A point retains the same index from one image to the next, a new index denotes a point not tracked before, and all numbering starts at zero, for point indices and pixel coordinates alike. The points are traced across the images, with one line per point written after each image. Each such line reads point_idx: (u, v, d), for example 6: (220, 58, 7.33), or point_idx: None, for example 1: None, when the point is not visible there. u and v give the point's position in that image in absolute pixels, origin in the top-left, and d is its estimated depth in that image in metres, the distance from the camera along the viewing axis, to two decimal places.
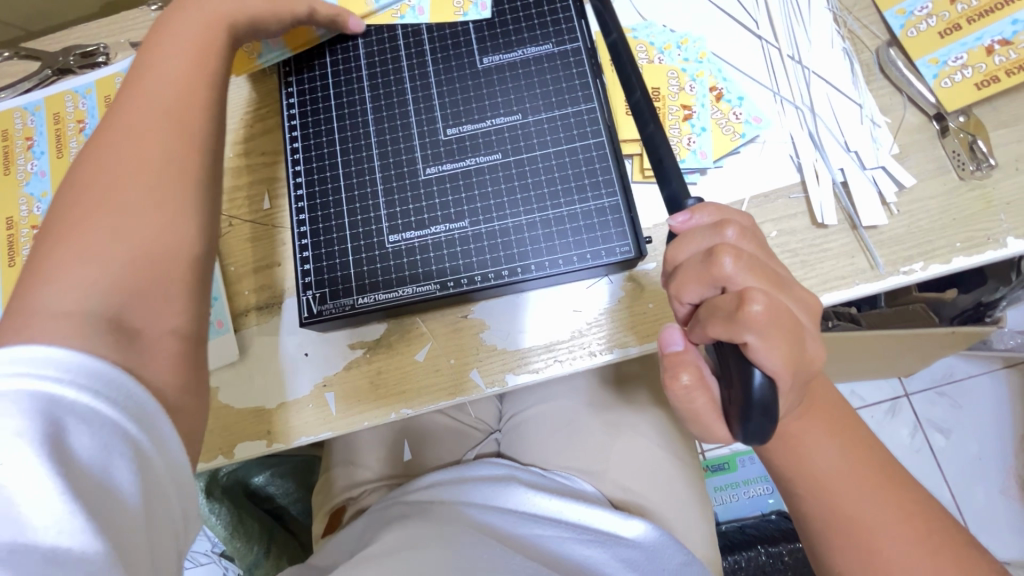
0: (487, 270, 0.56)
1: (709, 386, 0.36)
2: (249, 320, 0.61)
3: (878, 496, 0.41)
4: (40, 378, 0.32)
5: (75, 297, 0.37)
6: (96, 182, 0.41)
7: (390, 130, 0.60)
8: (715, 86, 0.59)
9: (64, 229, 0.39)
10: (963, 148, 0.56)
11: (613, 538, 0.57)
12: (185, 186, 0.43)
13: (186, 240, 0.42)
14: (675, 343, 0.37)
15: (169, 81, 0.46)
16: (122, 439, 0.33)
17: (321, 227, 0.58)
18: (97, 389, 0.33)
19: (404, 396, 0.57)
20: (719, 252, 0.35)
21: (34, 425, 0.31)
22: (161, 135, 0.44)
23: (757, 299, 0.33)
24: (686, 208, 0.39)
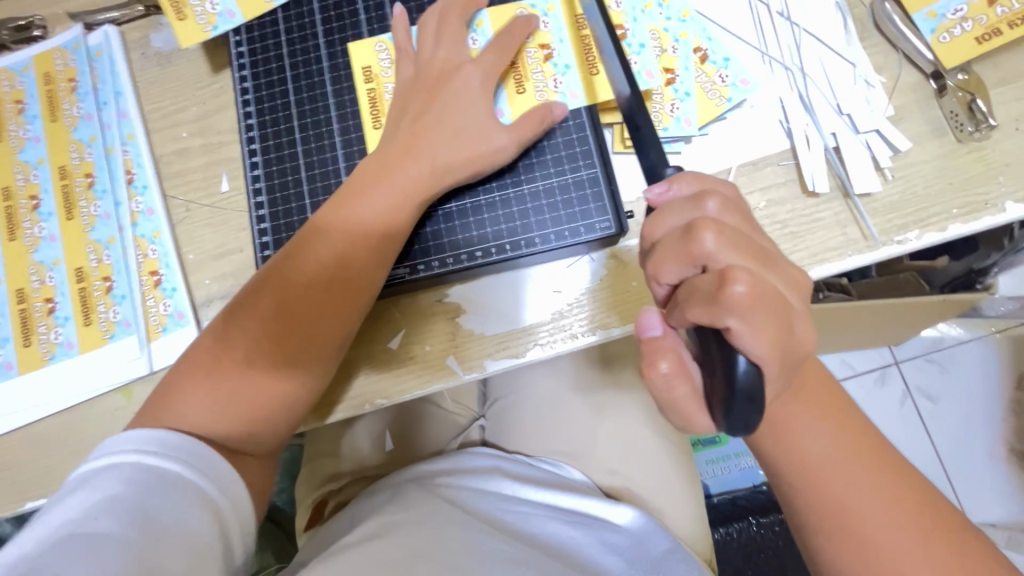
0: (459, 251, 0.53)
1: (691, 372, 0.34)
2: (211, 310, 0.58)
3: (869, 479, 0.40)
4: (137, 449, 0.42)
5: (198, 416, 0.47)
6: (251, 326, 0.49)
7: (350, 103, 0.57)
8: (699, 47, 0.55)
9: (207, 353, 0.50)
10: (962, 108, 0.53)
11: (601, 524, 0.56)
12: (289, 369, 0.49)
13: (275, 402, 0.49)
14: (653, 328, 0.35)
15: (337, 254, 0.50)
16: (184, 488, 0.42)
17: (280, 210, 0.56)
18: (174, 454, 0.43)
19: (378, 387, 0.54)
20: (699, 228, 0.33)
21: (123, 476, 0.41)
22: (306, 304, 0.50)
23: (739, 280, 0.31)
24: (664, 179, 0.37)
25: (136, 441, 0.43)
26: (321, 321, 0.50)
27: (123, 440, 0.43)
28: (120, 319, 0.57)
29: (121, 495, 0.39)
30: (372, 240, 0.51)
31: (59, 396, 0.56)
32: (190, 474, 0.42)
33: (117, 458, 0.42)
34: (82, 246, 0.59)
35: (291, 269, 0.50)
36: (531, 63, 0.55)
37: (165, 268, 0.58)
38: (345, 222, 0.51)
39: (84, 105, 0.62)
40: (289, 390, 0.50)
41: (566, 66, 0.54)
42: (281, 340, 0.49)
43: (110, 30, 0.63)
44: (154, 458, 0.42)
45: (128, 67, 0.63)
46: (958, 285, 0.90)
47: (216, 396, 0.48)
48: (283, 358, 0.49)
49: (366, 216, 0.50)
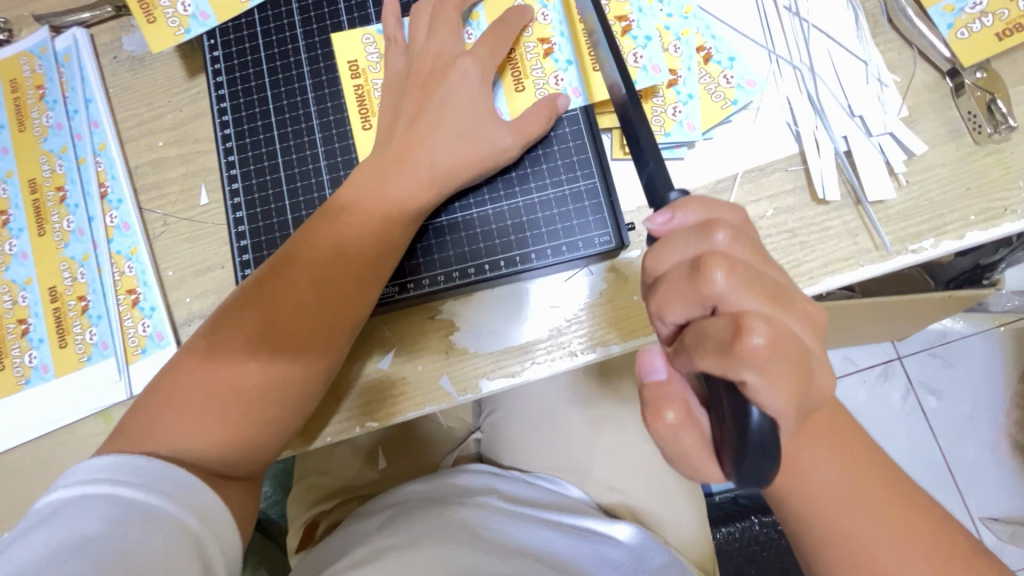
0: (451, 268, 0.51)
1: (698, 421, 0.31)
2: (191, 329, 0.55)
3: (880, 512, 0.38)
4: (110, 479, 0.38)
5: (187, 438, 0.42)
6: (236, 341, 0.44)
7: (333, 110, 0.54)
8: (702, 46, 0.52)
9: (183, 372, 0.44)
10: (980, 108, 0.50)
11: (599, 537, 0.54)
12: (282, 382, 0.44)
13: (269, 425, 0.44)
14: (657, 371, 0.33)
15: (335, 254, 0.46)
16: (156, 520, 0.37)
17: (261, 225, 0.53)
18: (148, 483, 0.38)
19: (368, 409, 0.52)
20: (708, 265, 0.30)
21: (93, 510, 0.36)
22: (298, 311, 0.45)
23: (756, 328, 0.28)
24: (667, 206, 0.34)
25: (110, 469, 0.38)
26: (313, 337, 0.45)
27: (96, 467, 0.38)
28: (97, 341, 0.55)
29: (92, 534, 0.35)
30: (370, 247, 0.47)
31: (38, 422, 0.54)
32: (168, 506, 0.38)
33: (90, 490, 0.37)
34: (56, 264, 0.56)
35: (280, 280, 0.46)
36: (530, 59, 0.52)
37: (143, 286, 0.55)
38: (340, 229, 0.47)
39: (53, 114, 0.59)
40: (284, 407, 0.45)
41: (568, 62, 0.51)
42: (269, 358, 0.44)
43: (78, 33, 0.59)
44: (129, 490, 0.37)
45: (99, 72, 0.59)
46: (963, 281, 0.86)
47: (195, 422, 0.42)
48: (272, 380, 0.44)
49: (362, 223, 0.47)
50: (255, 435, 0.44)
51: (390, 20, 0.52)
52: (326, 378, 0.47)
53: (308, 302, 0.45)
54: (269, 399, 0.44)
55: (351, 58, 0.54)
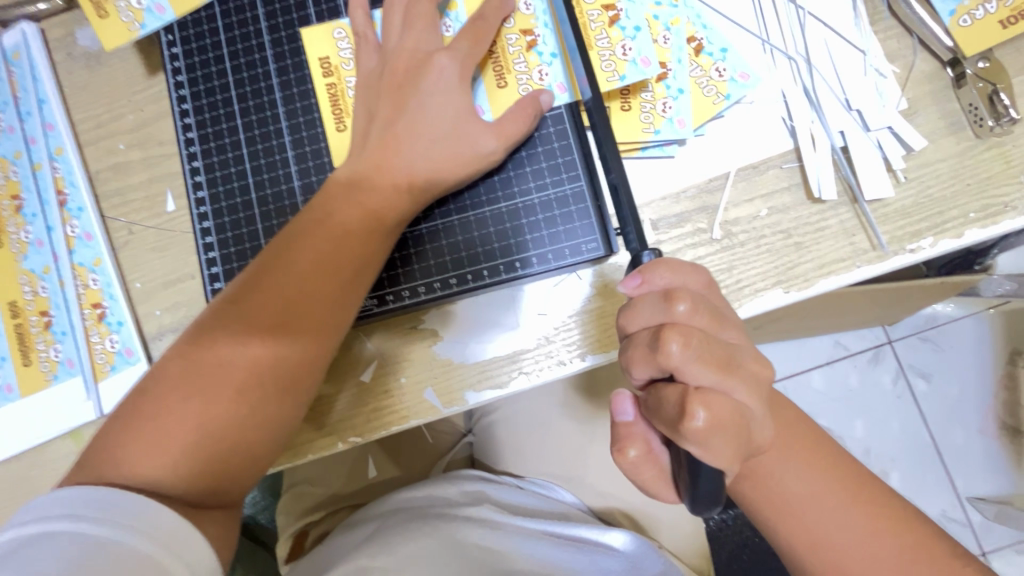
0: (432, 278, 0.49)
1: (659, 459, 0.34)
2: (162, 344, 0.52)
3: (859, 517, 0.40)
4: (72, 515, 0.35)
5: (152, 471, 0.39)
6: (209, 365, 0.42)
7: (302, 111, 0.51)
8: (693, 36, 0.50)
9: (152, 399, 0.41)
10: (982, 100, 0.48)
11: (594, 547, 0.53)
12: (258, 406, 0.42)
13: (248, 452, 0.42)
14: (625, 413, 0.35)
15: (311, 269, 0.44)
16: (124, 558, 0.34)
17: (230, 235, 0.50)
18: (112, 518, 0.35)
19: (350, 425, 0.50)
20: (666, 337, 0.32)
21: (54, 550, 0.34)
22: (273, 332, 0.42)
23: (697, 411, 0.30)
24: (639, 270, 0.35)
25: (71, 504, 0.36)
26: (289, 357, 0.43)
27: (58, 502, 0.36)
28: (62, 358, 0.52)
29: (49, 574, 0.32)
30: (349, 264, 0.44)
31: (4, 443, 0.52)
32: (136, 542, 0.35)
33: (50, 526, 0.35)
34: (15, 278, 0.53)
35: (254, 300, 0.43)
36: (512, 53, 0.49)
37: (109, 299, 0.52)
38: (316, 244, 0.44)
39: (5, 116, 0.55)
40: (261, 430, 0.42)
41: (552, 55, 0.48)
42: (244, 382, 0.42)
43: (27, 27, 0.55)
44: (93, 526, 0.35)
45: (52, 70, 0.56)
46: (954, 266, 0.84)
47: (164, 451, 0.40)
48: (249, 406, 0.42)
49: (338, 236, 0.44)
50: (228, 464, 0.41)
51: (361, 14, 0.49)
52: (305, 402, 0.44)
53: (285, 322, 0.43)
54: (246, 425, 0.42)
55: (321, 55, 0.50)
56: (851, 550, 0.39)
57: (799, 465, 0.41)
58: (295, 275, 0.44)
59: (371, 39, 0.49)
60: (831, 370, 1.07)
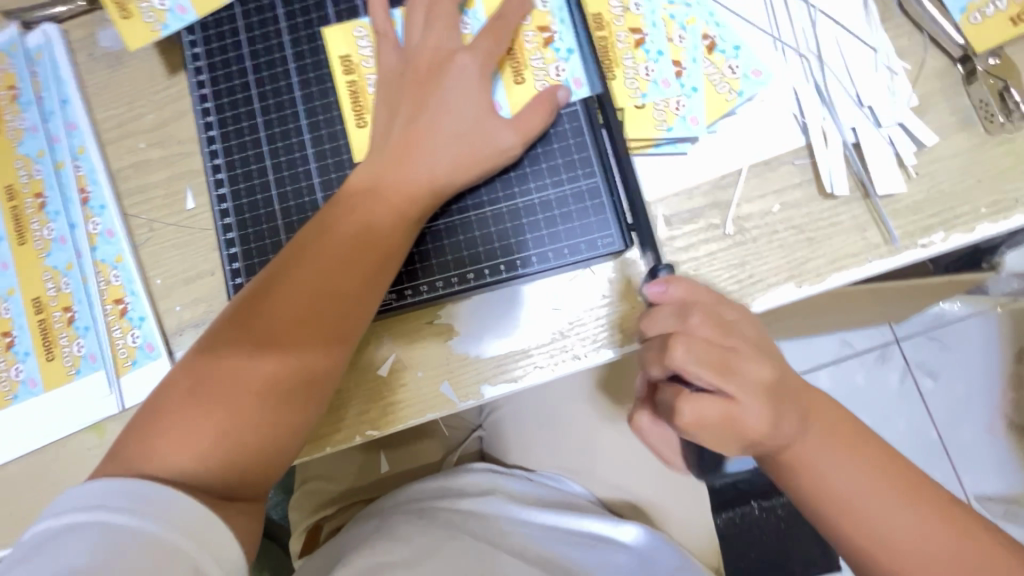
0: (450, 273, 0.50)
1: (670, 438, 0.43)
2: (183, 339, 0.53)
3: (894, 499, 0.39)
4: (99, 508, 0.36)
5: (179, 463, 0.40)
6: (234, 360, 0.42)
7: (321, 109, 0.52)
8: (707, 34, 0.50)
9: (179, 391, 0.42)
10: (993, 96, 0.48)
11: (606, 543, 0.53)
12: (284, 398, 0.43)
13: (274, 444, 0.43)
14: (639, 395, 0.44)
15: (333, 264, 0.45)
16: (151, 545, 0.35)
17: (251, 231, 0.51)
18: (138, 508, 0.36)
19: (368, 418, 0.50)
20: (672, 344, 0.37)
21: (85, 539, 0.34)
22: (298, 327, 0.43)
23: (685, 409, 0.36)
24: (660, 280, 0.41)
25: (97, 496, 0.36)
26: (314, 350, 0.44)
27: (86, 494, 0.37)
28: (85, 353, 0.53)
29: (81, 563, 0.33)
30: (369, 261, 0.45)
31: (29, 436, 0.53)
32: (162, 529, 0.36)
33: (79, 518, 0.35)
34: (39, 274, 0.54)
35: (279, 296, 0.44)
36: (529, 49, 0.49)
37: (130, 295, 0.53)
38: (336, 241, 0.45)
39: (27, 115, 0.56)
40: (286, 422, 0.43)
41: (569, 50, 0.49)
42: (269, 375, 0.42)
43: (50, 29, 0.56)
44: (120, 516, 0.36)
45: (75, 71, 0.57)
46: (964, 264, 0.83)
47: (194, 442, 0.40)
48: (275, 397, 0.42)
49: (357, 235, 0.45)
50: (251, 458, 0.42)
51: (379, 15, 0.50)
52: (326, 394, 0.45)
53: (308, 318, 0.44)
54: (270, 417, 0.42)
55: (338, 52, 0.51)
56: None
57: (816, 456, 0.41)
58: (318, 270, 0.44)
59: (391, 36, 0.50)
60: (838, 368, 1.07)
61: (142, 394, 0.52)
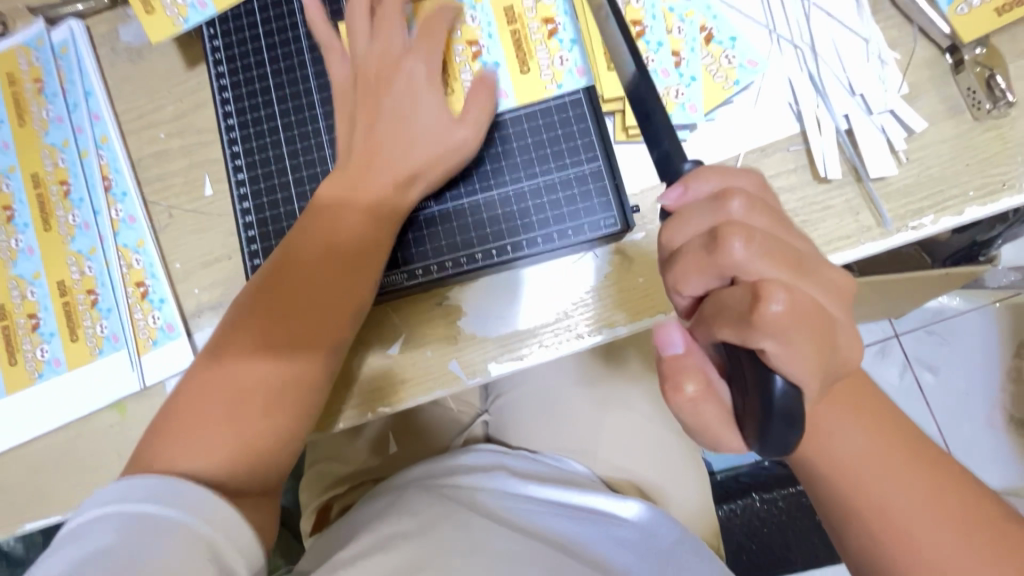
0: (458, 253, 0.52)
1: (718, 394, 0.33)
2: (202, 320, 0.55)
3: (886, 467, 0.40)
4: (108, 502, 0.38)
5: None
6: (251, 337, 0.45)
7: (335, 98, 0.54)
8: (704, 26, 0.52)
9: (207, 371, 0.45)
10: (980, 84, 0.50)
11: (607, 518, 0.54)
12: (299, 372, 0.46)
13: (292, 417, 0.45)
14: (673, 345, 0.34)
15: (343, 244, 0.47)
16: (161, 523, 0.37)
17: (268, 215, 0.53)
18: (145, 495, 0.38)
19: (380, 395, 0.52)
20: (726, 236, 0.32)
21: (99, 529, 0.36)
22: (311, 305, 0.46)
23: (776, 298, 0.29)
24: (680, 179, 0.36)
25: (108, 495, 0.38)
26: (327, 327, 0.46)
27: (98, 494, 0.39)
28: (107, 333, 0.55)
29: (107, 547, 0.35)
30: (379, 243, 0.48)
31: (54, 414, 0.55)
32: (170, 511, 0.37)
33: (92, 513, 0.37)
34: (63, 259, 0.57)
35: (294, 276, 0.47)
36: (459, 63, 0.52)
37: (151, 278, 0.55)
38: (348, 227, 0.48)
39: (53, 107, 0.59)
40: (302, 393, 0.46)
41: (495, 61, 0.52)
42: (286, 352, 0.45)
43: (74, 24, 0.59)
44: (131, 503, 0.38)
45: (98, 64, 0.59)
46: (960, 259, 0.85)
47: None
48: (293, 369, 0.45)
49: (365, 220, 0.48)
50: (274, 428, 0.45)
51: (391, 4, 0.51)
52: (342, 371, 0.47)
53: (322, 300, 0.46)
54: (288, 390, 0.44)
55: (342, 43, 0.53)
56: (886, 515, 0.38)
57: None
58: (329, 251, 0.47)
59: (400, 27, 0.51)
60: None
61: (163, 373, 0.54)
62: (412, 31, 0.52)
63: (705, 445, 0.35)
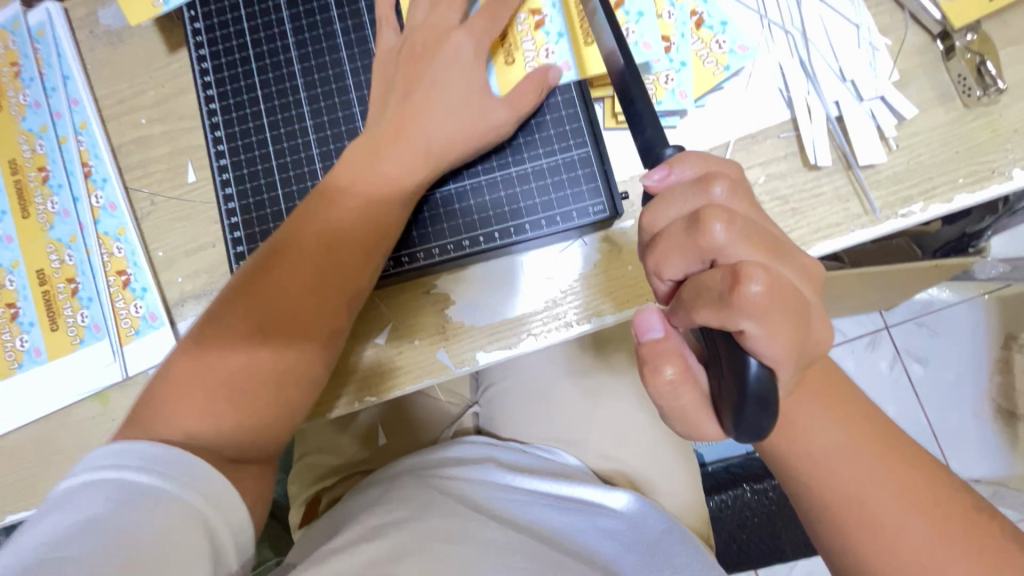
0: (445, 240, 0.51)
1: (696, 377, 0.33)
2: (186, 310, 0.54)
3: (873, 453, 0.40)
4: (90, 470, 0.37)
5: (184, 422, 0.41)
6: (237, 329, 0.43)
7: (320, 82, 0.53)
8: (695, 10, 0.52)
9: (183, 361, 0.43)
10: (970, 71, 0.50)
11: (597, 509, 0.54)
12: (283, 362, 0.44)
13: (276, 407, 0.44)
14: (653, 330, 0.34)
15: (330, 232, 0.46)
16: (144, 491, 0.36)
17: (251, 202, 0.52)
18: (125, 463, 0.37)
19: (367, 385, 0.52)
20: (707, 218, 0.31)
21: (81, 498, 0.35)
22: (299, 296, 0.44)
23: (756, 278, 0.29)
24: (665, 162, 0.35)
25: (89, 463, 0.37)
26: (316, 320, 0.45)
27: (80, 461, 0.38)
28: (89, 323, 0.54)
29: (97, 517, 0.34)
30: (371, 230, 0.47)
31: (34, 404, 0.54)
32: (151, 479, 0.37)
33: (75, 480, 0.37)
34: (42, 247, 0.55)
35: (283, 265, 0.45)
36: (521, 32, 0.50)
37: (133, 267, 0.54)
38: (337, 213, 0.46)
39: (31, 92, 0.57)
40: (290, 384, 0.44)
41: (559, 34, 0.50)
42: (270, 339, 0.44)
43: (52, 7, 0.57)
44: (113, 471, 0.37)
45: (76, 48, 0.58)
46: (950, 250, 0.86)
47: (198, 402, 0.41)
48: (279, 362, 0.44)
49: (360, 205, 0.47)
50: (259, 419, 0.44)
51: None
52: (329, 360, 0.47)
53: (310, 285, 0.45)
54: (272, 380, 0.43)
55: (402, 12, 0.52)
56: (873, 501, 0.38)
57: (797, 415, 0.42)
58: (319, 240, 0.46)
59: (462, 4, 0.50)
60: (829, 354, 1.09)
61: (145, 363, 0.53)
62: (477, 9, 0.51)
63: (692, 431, 0.34)
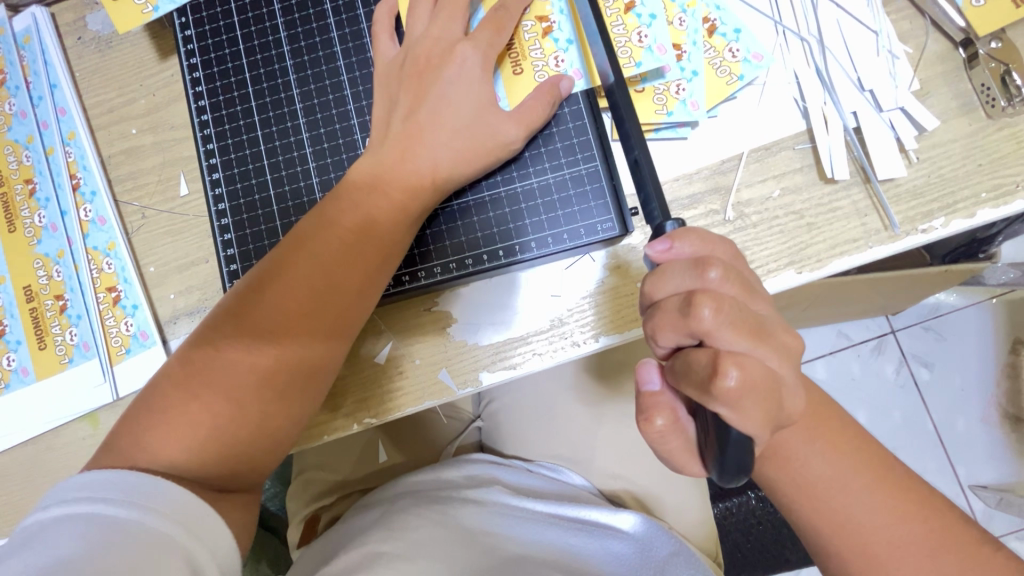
0: (448, 259, 0.49)
1: (684, 428, 0.33)
2: (178, 327, 0.52)
3: (896, 485, 0.38)
4: (63, 504, 0.35)
5: (173, 457, 0.39)
6: (230, 357, 0.41)
7: (316, 92, 0.51)
8: (707, 17, 0.50)
9: (173, 390, 0.41)
10: (994, 80, 0.48)
11: (603, 529, 0.52)
12: (278, 392, 0.42)
13: (272, 437, 0.42)
14: (650, 382, 0.34)
15: (327, 252, 0.44)
16: (118, 525, 0.34)
17: (245, 217, 0.50)
18: (101, 496, 0.35)
19: (366, 406, 0.50)
20: (698, 302, 0.31)
21: (53, 532, 0.34)
22: (295, 321, 0.42)
23: (731, 370, 0.28)
24: (666, 235, 0.34)
25: (63, 496, 0.35)
26: (314, 345, 0.43)
27: (53, 494, 0.36)
28: (78, 341, 0.53)
29: (66, 554, 0.32)
30: (371, 251, 0.44)
31: (21, 424, 0.52)
32: (127, 513, 0.35)
33: (47, 515, 0.35)
34: (30, 262, 0.54)
35: (278, 288, 0.43)
36: (528, 40, 0.48)
37: (123, 283, 0.53)
38: (339, 235, 0.44)
39: (16, 100, 0.55)
40: (287, 413, 0.43)
41: (568, 41, 0.48)
42: (268, 370, 0.42)
43: (38, 12, 0.55)
44: (89, 504, 0.35)
45: (64, 55, 0.56)
46: (959, 256, 0.83)
47: (188, 436, 0.40)
48: (273, 391, 0.42)
49: (359, 226, 0.44)
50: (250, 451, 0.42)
51: (385, 7, 0.49)
52: (326, 386, 0.45)
53: (310, 311, 0.43)
54: (267, 409, 0.42)
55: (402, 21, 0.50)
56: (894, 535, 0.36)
57: (812, 439, 0.39)
58: (316, 260, 0.43)
59: (464, 15, 0.48)
60: (835, 360, 1.07)
61: (135, 382, 0.52)
62: (478, 20, 0.48)
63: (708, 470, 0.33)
